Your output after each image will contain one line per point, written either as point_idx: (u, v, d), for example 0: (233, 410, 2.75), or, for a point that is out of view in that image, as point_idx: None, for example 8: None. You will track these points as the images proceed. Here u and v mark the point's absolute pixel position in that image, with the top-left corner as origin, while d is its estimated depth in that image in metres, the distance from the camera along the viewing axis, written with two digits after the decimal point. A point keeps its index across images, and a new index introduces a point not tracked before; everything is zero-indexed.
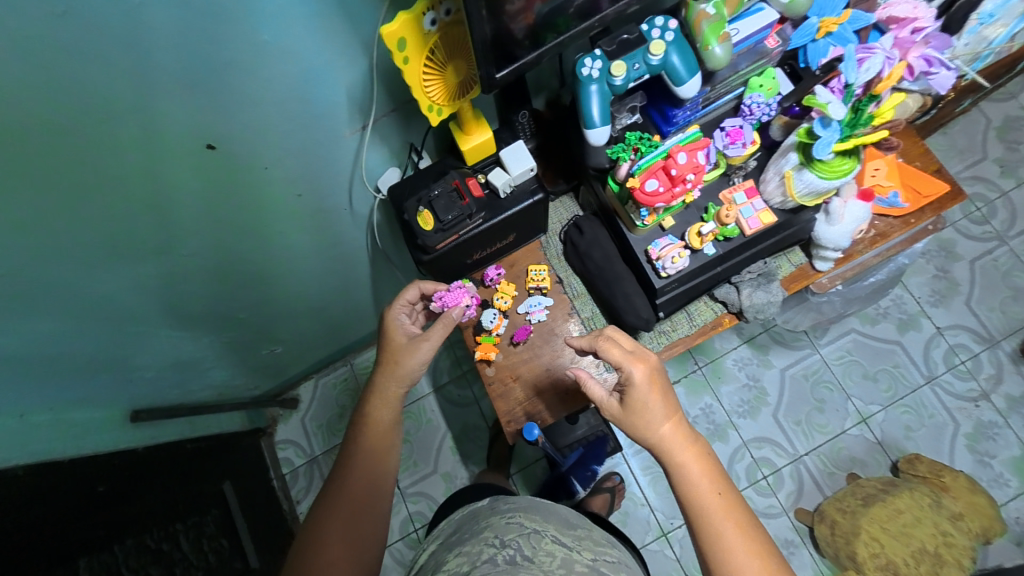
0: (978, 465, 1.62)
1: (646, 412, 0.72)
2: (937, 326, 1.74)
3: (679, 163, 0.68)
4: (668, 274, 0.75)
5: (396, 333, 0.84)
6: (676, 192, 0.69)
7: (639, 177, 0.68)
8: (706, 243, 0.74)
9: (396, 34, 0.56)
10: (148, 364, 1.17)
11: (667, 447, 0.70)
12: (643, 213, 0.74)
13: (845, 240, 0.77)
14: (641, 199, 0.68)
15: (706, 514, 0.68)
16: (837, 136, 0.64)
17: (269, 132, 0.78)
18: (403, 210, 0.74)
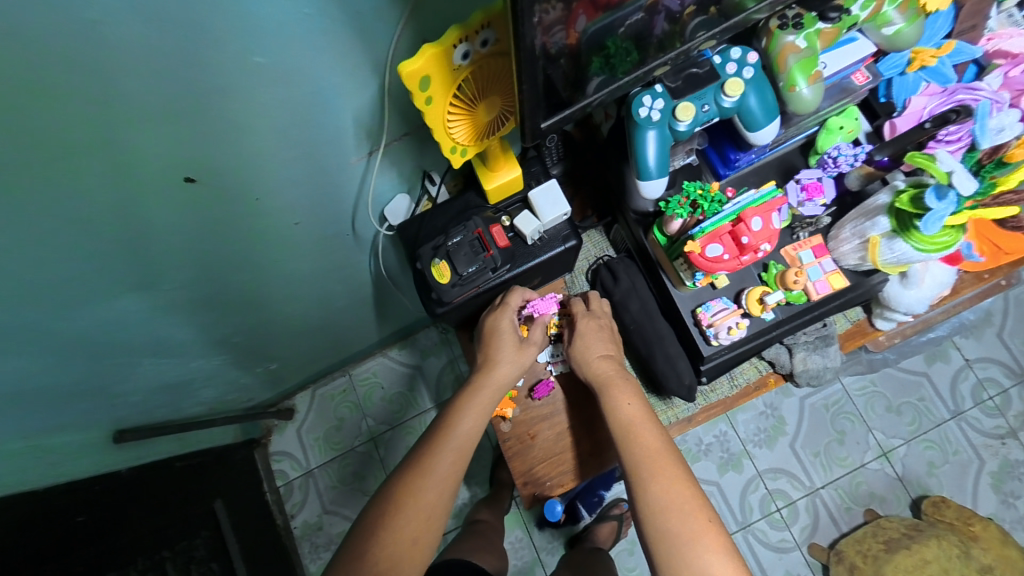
0: (1002, 506, 1.53)
1: (585, 346, 0.74)
2: (967, 358, 1.63)
3: (753, 230, 0.59)
4: (720, 343, 0.71)
5: (501, 333, 0.75)
6: (744, 260, 0.61)
7: (699, 240, 0.60)
8: (768, 310, 0.69)
9: (419, 71, 0.47)
10: (132, 391, 1.06)
11: (603, 386, 0.71)
12: (697, 276, 0.67)
13: (922, 306, 0.71)
14: (700, 264, 0.61)
15: (640, 462, 0.62)
16: (954, 212, 0.56)
17: (264, 162, 0.65)
18: (416, 259, 0.64)
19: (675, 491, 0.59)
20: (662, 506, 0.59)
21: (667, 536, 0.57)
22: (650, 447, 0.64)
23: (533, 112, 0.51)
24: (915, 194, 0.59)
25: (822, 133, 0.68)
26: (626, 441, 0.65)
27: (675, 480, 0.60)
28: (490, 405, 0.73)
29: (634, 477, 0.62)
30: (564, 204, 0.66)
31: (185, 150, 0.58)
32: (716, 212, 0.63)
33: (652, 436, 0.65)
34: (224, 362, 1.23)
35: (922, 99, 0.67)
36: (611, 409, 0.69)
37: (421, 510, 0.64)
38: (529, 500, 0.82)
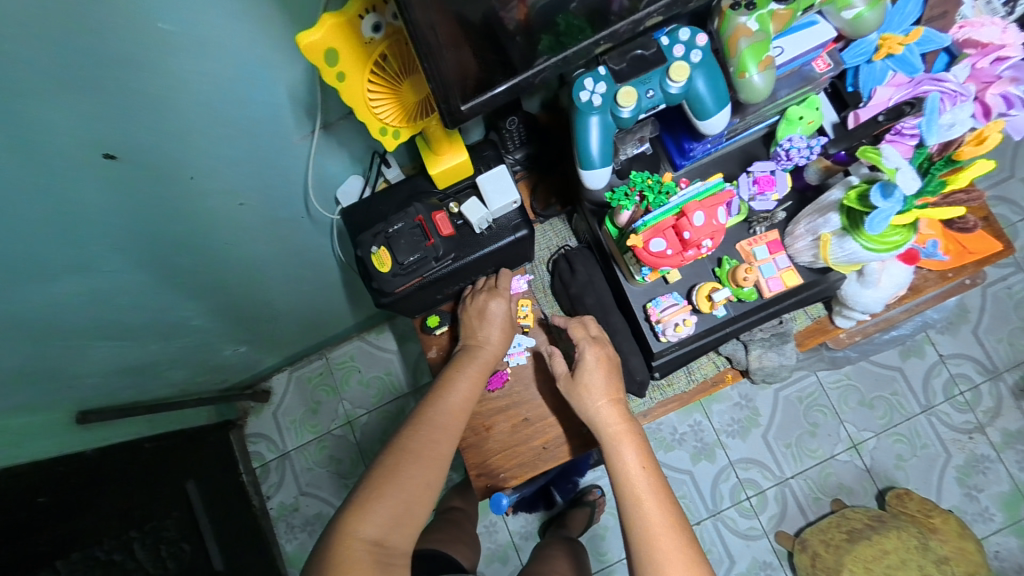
0: (966, 498, 1.56)
1: (589, 389, 0.70)
2: (941, 354, 1.64)
3: (695, 225, 0.57)
4: (668, 339, 0.70)
5: (487, 318, 0.77)
6: (687, 256, 0.59)
7: (642, 235, 0.58)
8: (717, 307, 0.68)
9: (324, 44, 0.46)
10: (91, 371, 1.05)
11: (612, 440, 0.67)
12: (644, 272, 0.65)
13: (879, 305, 0.69)
14: (645, 259, 0.59)
15: (647, 537, 0.60)
16: (898, 212, 0.53)
17: (194, 138, 0.63)
18: (356, 246, 0.62)
19: (686, 570, 0.58)
20: (664, 572, 0.59)
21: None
22: (659, 518, 0.61)
23: (447, 92, 0.48)
24: (864, 191, 0.57)
25: (781, 124, 0.66)
26: (633, 506, 0.63)
27: (686, 557, 0.59)
28: (488, 373, 0.76)
29: (642, 554, 0.60)
30: (512, 193, 0.64)
31: (101, 124, 0.55)
32: (661, 203, 0.60)
33: (659, 503, 0.62)
34: (189, 344, 1.22)
35: (888, 90, 0.65)
36: (618, 462, 0.66)
37: (429, 464, 0.67)
38: (483, 491, 0.82)
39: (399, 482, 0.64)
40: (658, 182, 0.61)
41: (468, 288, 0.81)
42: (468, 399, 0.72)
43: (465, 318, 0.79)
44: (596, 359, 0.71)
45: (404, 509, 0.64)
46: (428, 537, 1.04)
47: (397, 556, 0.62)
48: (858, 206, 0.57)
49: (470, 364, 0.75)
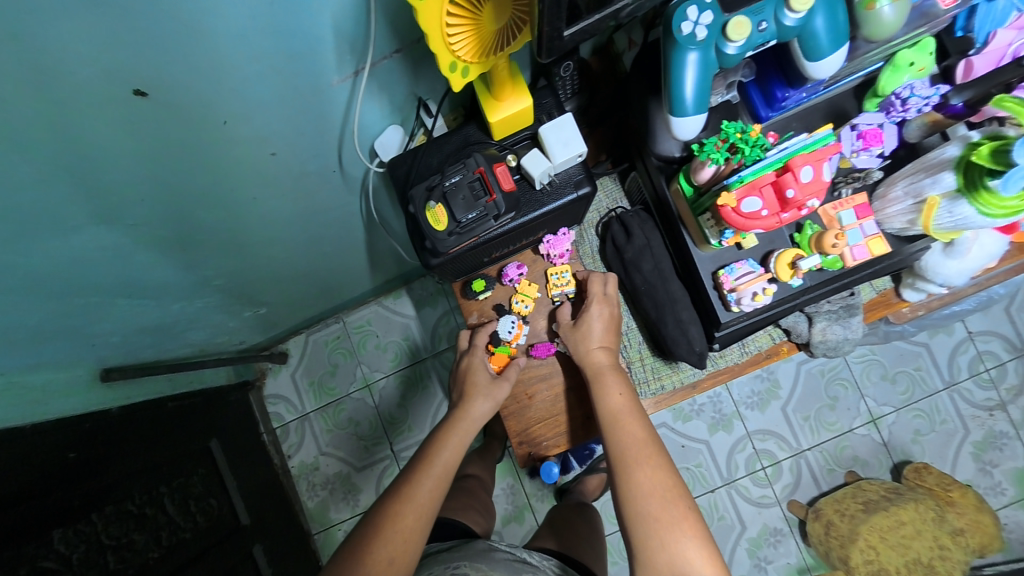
0: (979, 473, 1.57)
1: (584, 335, 0.74)
2: (970, 331, 1.61)
3: (801, 181, 0.53)
4: (740, 309, 0.67)
5: (475, 371, 0.77)
6: (783, 218, 0.56)
7: (735, 193, 0.55)
8: (796, 275, 0.65)
9: None
10: (113, 329, 1.03)
11: (595, 374, 0.72)
12: (725, 235, 0.62)
13: (961, 278, 0.67)
14: (734, 220, 0.56)
15: (624, 449, 0.65)
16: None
17: (229, 77, 0.56)
18: (409, 201, 0.58)
19: (658, 477, 0.62)
20: (638, 487, 0.61)
21: (643, 518, 0.59)
22: (635, 438, 0.66)
23: (551, 13, 0.41)
24: (999, 146, 0.52)
25: (887, 71, 0.61)
26: (611, 429, 0.67)
27: (657, 464, 0.63)
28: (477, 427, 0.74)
29: (617, 462, 0.64)
30: (578, 144, 0.58)
31: (129, 55, 0.49)
32: (757, 159, 0.55)
33: (636, 426, 0.67)
34: (209, 303, 1.19)
35: (1008, 35, 0.59)
36: (600, 397, 0.70)
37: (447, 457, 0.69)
38: (523, 459, 0.82)
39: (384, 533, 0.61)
40: (755, 135, 0.55)
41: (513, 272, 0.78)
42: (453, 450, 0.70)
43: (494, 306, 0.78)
44: (597, 309, 0.74)
45: (387, 562, 0.59)
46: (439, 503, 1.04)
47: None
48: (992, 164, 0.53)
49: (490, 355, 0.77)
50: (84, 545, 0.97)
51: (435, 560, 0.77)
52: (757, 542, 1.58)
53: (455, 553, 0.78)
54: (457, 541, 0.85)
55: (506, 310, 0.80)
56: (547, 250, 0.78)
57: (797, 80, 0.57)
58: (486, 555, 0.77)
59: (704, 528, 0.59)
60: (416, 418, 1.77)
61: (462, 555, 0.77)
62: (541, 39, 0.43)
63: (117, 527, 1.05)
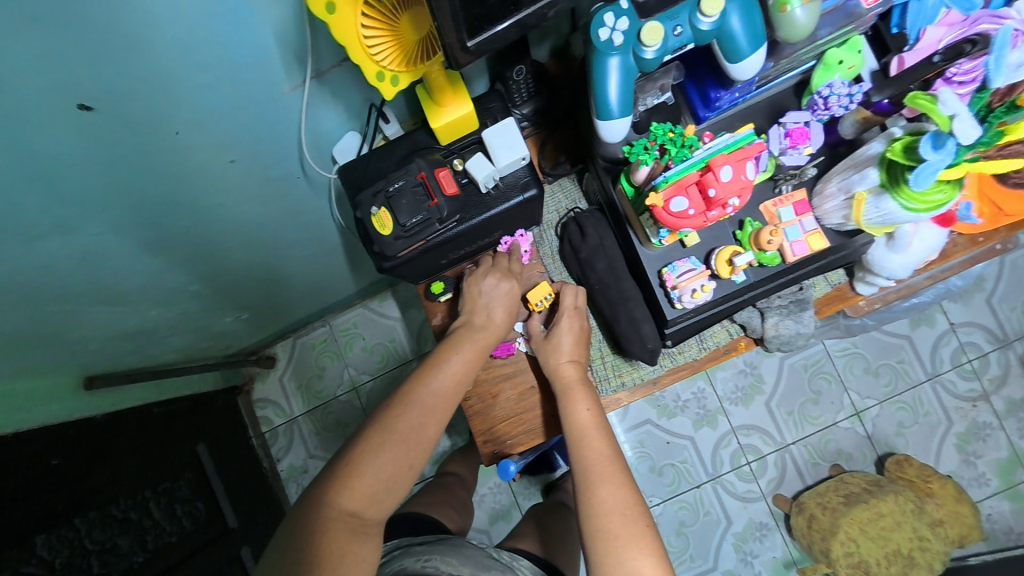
0: (963, 464, 1.57)
1: (555, 349, 0.75)
2: (952, 323, 1.62)
3: (720, 181, 0.54)
4: (684, 306, 0.68)
5: (451, 348, 0.75)
6: (710, 216, 0.56)
7: (663, 193, 0.56)
8: (737, 271, 0.67)
9: None
10: (93, 336, 1.05)
11: (564, 389, 0.74)
12: (662, 233, 0.64)
13: (905, 271, 0.69)
14: (664, 220, 0.57)
15: (589, 465, 0.67)
16: (948, 167, 0.51)
17: (176, 87, 0.59)
18: (355, 206, 0.59)
19: (619, 494, 0.64)
20: (599, 502, 0.63)
21: (602, 533, 0.61)
22: (600, 454, 0.67)
23: (451, 26, 0.43)
24: (910, 143, 0.55)
25: (819, 69, 0.63)
26: (578, 444, 0.69)
27: (620, 483, 0.65)
28: (461, 389, 0.73)
29: (581, 477, 0.66)
30: (520, 147, 0.60)
31: (72, 69, 0.51)
32: (683, 157, 0.59)
33: (601, 441, 0.69)
34: (190, 309, 1.21)
35: (939, 31, 0.60)
36: (568, 413, 0.72)
37: (414, 438, 0.67)
38: (489, 457, 0.83)
39: (380, 459, 0.65)
40: (682, 136, 0.61)
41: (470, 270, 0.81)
42: (457, 384, 0.72)
43: (469, 298, 0.78)
44: (568, 324, 0.76)
45: (380, 486, 0.64)
46: (414, 501, 1.06)
47: (370, 525, 0.63)
48: (906, 160, 0.55)
49: (467, 341, 0.75)
50: (67, 549, 0.99)
51: (409, 551, 0.77)
52: (743, 537, 1.58)
53: (429, 546, 0.78)
54: (434, 536, 0.85)
55: None
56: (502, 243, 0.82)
57: (727, 81, 0.59)
58: (457, 549, 0.79)
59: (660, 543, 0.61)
60: None
61: (434, 548, 0.77)
62: (450, 53, 0.45)
63: (100, 531, 1.07)
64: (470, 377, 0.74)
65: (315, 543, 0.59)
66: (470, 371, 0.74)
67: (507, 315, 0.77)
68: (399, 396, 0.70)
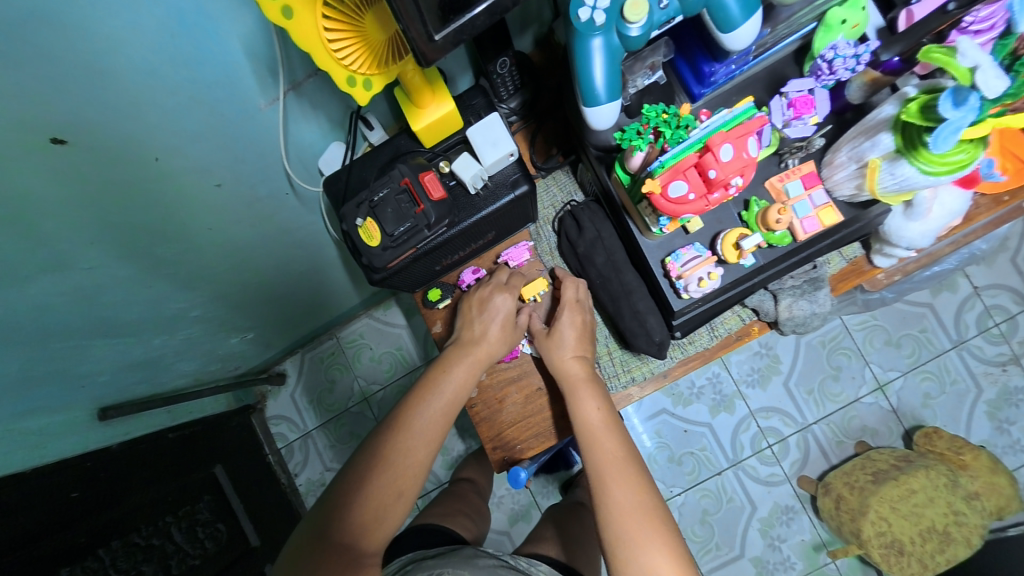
0: (996, 432, 1.52)
1: (558, 345, 0.73)
2: (975, 287, 1.56)
3: (721, 161, 0.50)
4: (690, 296, 0.65)
5: (446, 359, 0.74)
6: (711, 200, 0.53)
7: (660, 178, 0.53)
8: (745, 255, 0.63)
9: None
10: (100, 369, 1.05)
11: (571, 386, 0.71)
12: (662, 222, 0.60)
13: (926, 239, 0.64)
14: (664, 207, 0.53)
15: (601, 466, 0.65)
16: (970, 124, 0.48)
17: (149, 112, 0.57)
18: (340, 218, 0.57)
19: (632, 492, 0.62)
20: (613, 503, 0.62)
21: (622, 537, 0.60)
22: (610, 453, 0.66)
23: (414, 18, 0.41)
24: (927, 102, 0.51)
25: (819, 32, 0.59)
26: (588, 443, 0.68)
27: (632, 481, 0.63)
28: (455, 407, 0.72)
29: (594, 478, 0.64)
30: (506, 143, 0.57)
31: (34, 101, 0.49)
32: (680, 139, 0.55)
33: (611, 439, 0.67)
34: (192, 334, 1.21)
35: None
36: (576, 411, 0.70)
37: (407, 465, 0.66)
38: (499, 464, 0.81)
39: (374, 488, 0.64)
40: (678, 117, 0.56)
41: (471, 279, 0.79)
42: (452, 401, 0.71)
43: (467, 308, 0.76)
44: (571, 321, 0.73)
45: (374, 515, 0.63)
46: (427, 510, 1.04)
47: (366, 556, 0.62)
48: (922, 122, 0.52)
49: (458, 359, 0.73)
50: None
51: (421, 566, 0.75)
52: (769, 522, 1.55)
53: (442, 559, 0.76)
54: (447, 547, 0.83)
55: None
56: (504, 253, 0.79)
57: (721, 54, 0.57)
58: (471, 561, 0.76)
59: (679, 541, 0.60)
60: None
61: (448, 562, 0.75)
62: (415, 48, 0.43)
63: (125, 560, 1.08)
64: (464, 397, 0.73)
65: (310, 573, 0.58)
66: (463, 391, 0.72)
67: (500, 330, 0.74)
68: (389, 422, 0.70)
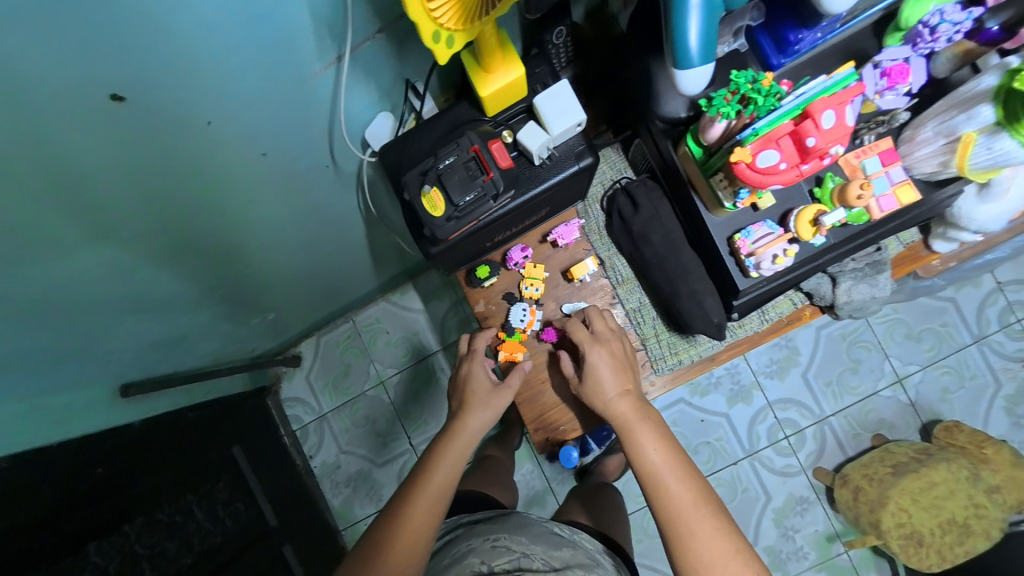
0: (1013, 427, 1.52)
1: (600, 385, 0.73)
2: (998, 282, 1.55)
3: (822, 128, 0.51)
4: (759, 273, 0.67)
5: (475, 379, 0.78)
6: (803, 169, 0.54)
7: (750, 148, 0.54)
8: (819, 233, 0.65)
9: None
10: (126, 345, 1.03)
11: (624, 426, 0.70)
12: (740, 196, 0.62)
13: (989, 222, 0.71)
14: (751, 177, 0.55)
15: (676, 512, 0.62)
16: None
17: (208, 74, 0.54)
18: (404, 188, 0.57)
19: (716, 535, 0.60)
20: (698, 548, 0.59)
21: (692, 548, 0.59)
22: (683, 496, 0.63)
23: None
24: None
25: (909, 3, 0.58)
26: (658, 488, 0.64)
27: (712, 525, 0.60)
28: (474, 439, 0.73)
29: (671, 527, 0.61)
30: (576, 113, 0.57)
31: (97, 56, 0.46)
32: (772, 108, 0.54)
33: (683, 482, 0.64)
34: (217, 313, 1.19)
35: None
36: (639, 454, 0.67)
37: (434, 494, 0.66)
38: (541, 444, 0.84)
39: (419, 502, 0.65)
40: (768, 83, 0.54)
41: (517, 257, 0.81)
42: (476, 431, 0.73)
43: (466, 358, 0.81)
44: (609, 359, 0.74)
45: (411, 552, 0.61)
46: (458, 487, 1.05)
47: None
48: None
49: (479, 387, 0.76)
50: (119, 556, 0.99)
51: (473, 530, 0.79)
52: (784, 512, 1.55)
53: (493, 526, 0.79)
54: (493, 513, 0.86)
55: (517, 298, 0.83)
56: (554, 232, 0.81)
57: (811, 21, 0.58)
58: (523, 528, 0.79)
59: None
60: (427, 412, 1.75)
61: (500, 528, 0.78)
62: None
63: (148, 537, 1.07)
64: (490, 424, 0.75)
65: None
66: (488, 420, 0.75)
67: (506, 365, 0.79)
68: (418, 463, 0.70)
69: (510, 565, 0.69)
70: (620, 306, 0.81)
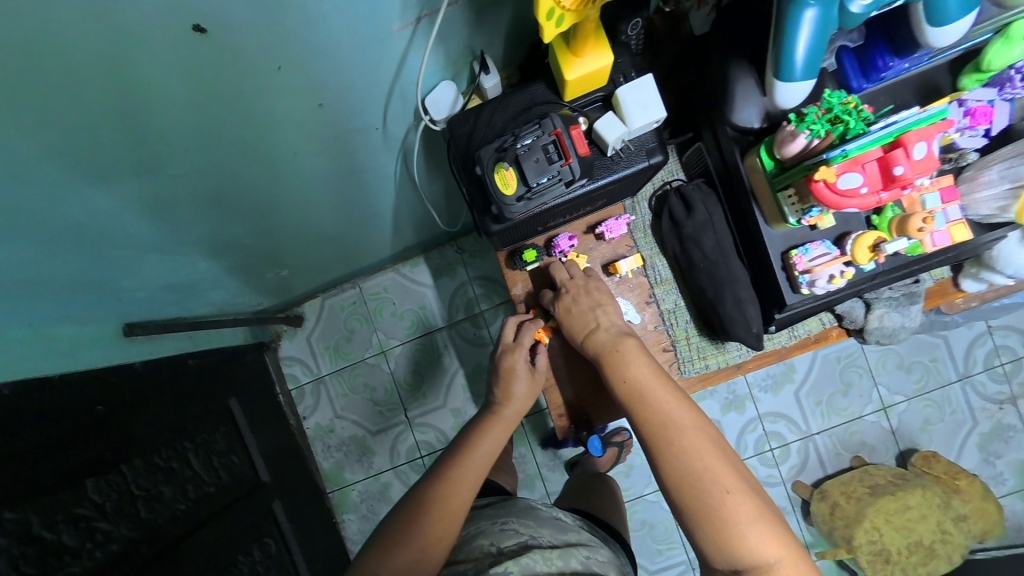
0: (982, 463, 1.60)
1: (582, 317, 0.79)
2: (989, 325, 1.61)
3: (911, 158, 0.54)
4: (811, 291, 0.70)
5: (516, 371, 0.80)
6: (881, 196, 0.58)
7: (836, 167, 0.57)
8: (873, 259, 0.68)
9: None
10: (142, 284, 1.02)
11: (608, 353, 0.75)
12: (811, 213, 0.66)
13: (1022, 268, 0.75)
14: (829, 198, 0.58)
15: (658, 422, 0.66)
16: None
17: (290, 18, 0.53)
18: (480, 161, 0.63)
19: (697, 437, 0.64)
20: (682, 449, 0.63)
21: (677, 448, 0.63)
22: (666, 404, 0.67)
23: None
24: None
25: (997, 44, 0.59)
26: (640, 402, 0.69)
27: (694, 431, 0.65)
28: (512, 422, 0.80)
29: (655, 432, 0.66)
30: (656, 109, 0.63)
31: None
32: (859, 132, 0.57)
33: (664, 394, 0.69)
34: (234, 262, 1.18)
35: None
36: (621, 375, 0.72)
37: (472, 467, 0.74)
38: (563, 429, 0.92)
39: (454, 481, 0.71)
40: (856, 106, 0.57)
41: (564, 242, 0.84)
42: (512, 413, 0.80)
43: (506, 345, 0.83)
44: (592, 296, 0.80)
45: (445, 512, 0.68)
46: None
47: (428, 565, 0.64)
48: None
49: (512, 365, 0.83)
50: (116, 495, 0.97)
51: (481, 514, 0.81)
52: None
53: (501, 510, 0.81)
54: (499, 497, 0.89)
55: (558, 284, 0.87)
56: (603, 224, 0.83)
57: (905, 51, 0.61)
58: (531, 512, 0.81)
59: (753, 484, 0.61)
60: (426, 386, 1.77)
61: (507, 512, 0.80)
62: None
63: (146, 478, 1.05)
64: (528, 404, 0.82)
65: (391, 552, 0.63)
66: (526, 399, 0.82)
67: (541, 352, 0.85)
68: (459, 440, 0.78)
69: (518, 545, 0.71)
70: (655, 306, 0.84)
